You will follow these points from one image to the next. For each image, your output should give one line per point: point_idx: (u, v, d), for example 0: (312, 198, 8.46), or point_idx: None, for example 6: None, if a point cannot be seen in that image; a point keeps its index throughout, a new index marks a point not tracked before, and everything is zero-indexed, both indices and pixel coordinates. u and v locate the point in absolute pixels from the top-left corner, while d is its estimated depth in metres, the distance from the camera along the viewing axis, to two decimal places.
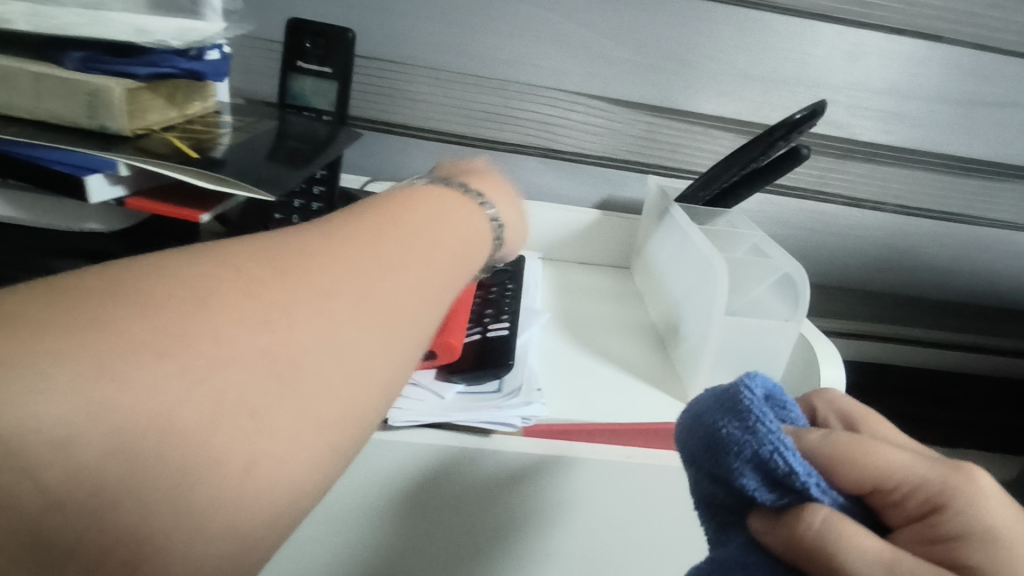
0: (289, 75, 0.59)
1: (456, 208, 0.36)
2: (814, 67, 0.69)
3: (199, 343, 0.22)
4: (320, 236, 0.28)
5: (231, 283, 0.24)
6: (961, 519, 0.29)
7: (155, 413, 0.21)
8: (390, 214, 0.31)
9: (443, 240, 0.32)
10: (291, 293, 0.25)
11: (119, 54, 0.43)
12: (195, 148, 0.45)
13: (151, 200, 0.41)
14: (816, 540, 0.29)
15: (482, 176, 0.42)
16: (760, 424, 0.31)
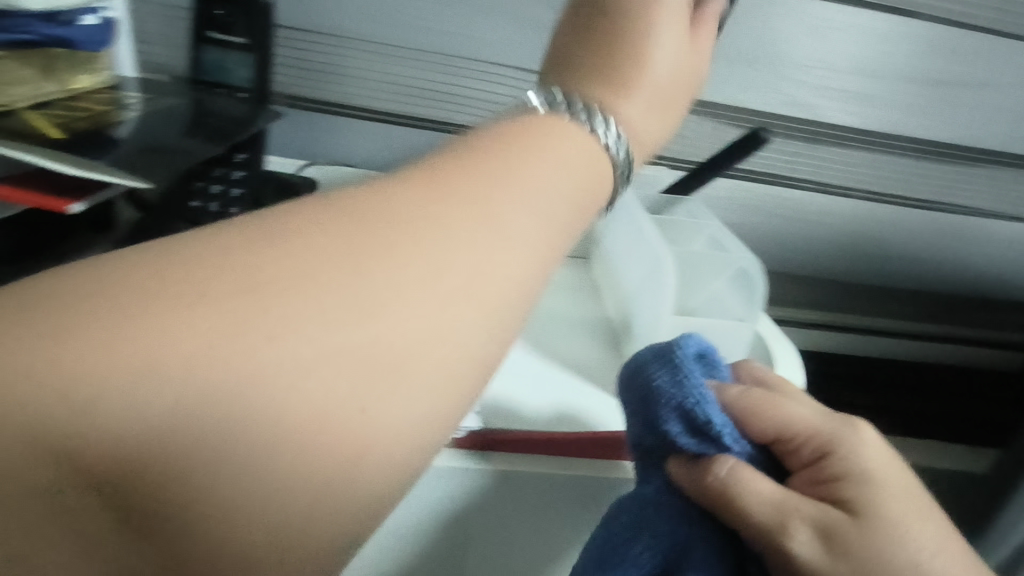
0: (199, 48, 0.53)
1: (574, 152, 0.28)
2: (785, 45, 0.64)
3: (296, 324, 0.20)
4: (434, 186, 0.24)
5: (335, 256, 0.21)
6: (844, 463, 0.32)
7: (259, 399, 0.19)
8: (511, 157, 0.26)
9: (566, 195, 0.26)
10: (392, 266, 0.21)
11: None
12: (75, 126, 0.40)
13: (13, 188, 0.35)
14: (722, 490, 0.30)
15: (621, 68, 0.32)
16: (689, 377, 0.31)
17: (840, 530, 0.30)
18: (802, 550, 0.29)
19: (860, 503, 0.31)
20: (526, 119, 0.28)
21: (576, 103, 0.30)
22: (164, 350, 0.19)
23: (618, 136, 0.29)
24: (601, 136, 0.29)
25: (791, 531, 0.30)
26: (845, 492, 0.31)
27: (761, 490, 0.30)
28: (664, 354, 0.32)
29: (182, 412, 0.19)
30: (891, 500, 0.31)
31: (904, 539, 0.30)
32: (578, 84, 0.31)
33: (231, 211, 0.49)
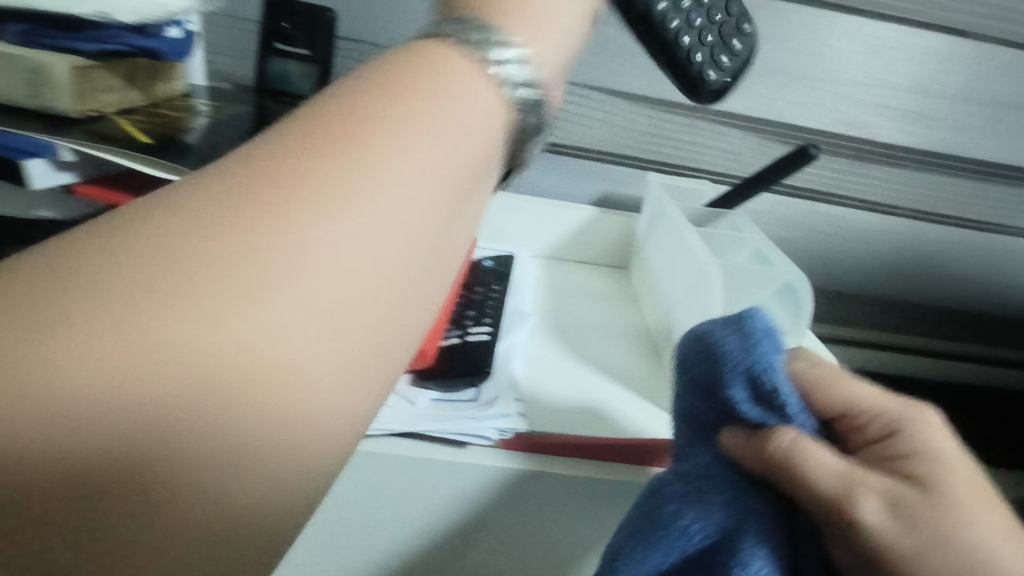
0: (267, 58, 0.55)
1: (469, 87, 0.21)
2: (834, 62, 0.65)
3: (135, 320, 0.15)
4: (312, 146, 0.18)
5: (192, 251, 0.16)
6: (913, 441, 0.30)
7: (82, 411, 0.15)
8: (410, 98, 0.20)
9: (487, 138, 0.21)
10: (226, 244, 0.16)
11: (68, 29, 0.39)
12: (158, 133, 0.42)
13: (103, 189, 0.38)
14: (785, 457, 0.28)
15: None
16: (760, 342, 0.29)
17: (911, 503, 0.27)
18: (868, 522, 0.27)
19: (932, 481, 0.28)
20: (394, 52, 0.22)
21: (464, 28, 0.22)
22: (49, 370, 0.15)
23: (519, 61, 0.22)
24: (505, 72, 0.21)
25: (859, 499, 0.27)
26: (917, 466, 0.29)
27: (830, 453, 0.28)
28: (732, 319, 0.31)
29: (113, 439, 0.15)
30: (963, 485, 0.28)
31: (977, 524, 0.27)
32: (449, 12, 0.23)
33: None
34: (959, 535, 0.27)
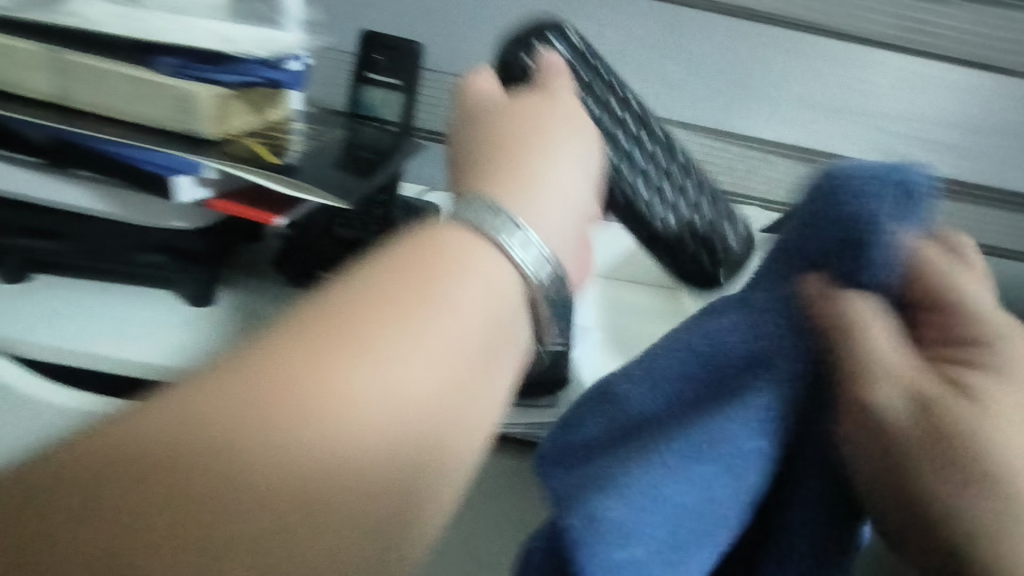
0: (360, 87, 0.61)
1: (477, 259, 0.25)
2: (879, 97, 0.67)
3: (195, 442, 0.20)
4: (339, 312, 0.23)
5: (250, 386, 0.21)
6: (997, 359, 0.26)
7: (143, 502, 0.20)
8: (434, 265, 0.24)
9: (494, 301, 0.25)
10: (267, 390, 0.21)
11: (210, 61, 0.44)
12: (277, 153, 0.48)
13: (233, 202, 0.44)
14: (843, 320, 0.27)
15: (506, 161, 0.30)
16: (890, 211, 0.27)
17: (943, 404, 0.25)
18: (889, 410, 0.25)
19: (985, 388, 0.25)
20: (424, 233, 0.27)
21: (483, 208, 0.27)
22: (134, 460, 0.20)
23: (518, 236, 0.26)
24: (513, 245, 0.26)
25: (886, 388, 0.25)
26: (982, 395, 0.25)
27: (891, 339, 0.26)
28: (882, 178, 0.27)
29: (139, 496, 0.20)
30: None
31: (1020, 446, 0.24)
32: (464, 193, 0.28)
33: (371, 230, 0.59)
34: (995, 455, 0.23)
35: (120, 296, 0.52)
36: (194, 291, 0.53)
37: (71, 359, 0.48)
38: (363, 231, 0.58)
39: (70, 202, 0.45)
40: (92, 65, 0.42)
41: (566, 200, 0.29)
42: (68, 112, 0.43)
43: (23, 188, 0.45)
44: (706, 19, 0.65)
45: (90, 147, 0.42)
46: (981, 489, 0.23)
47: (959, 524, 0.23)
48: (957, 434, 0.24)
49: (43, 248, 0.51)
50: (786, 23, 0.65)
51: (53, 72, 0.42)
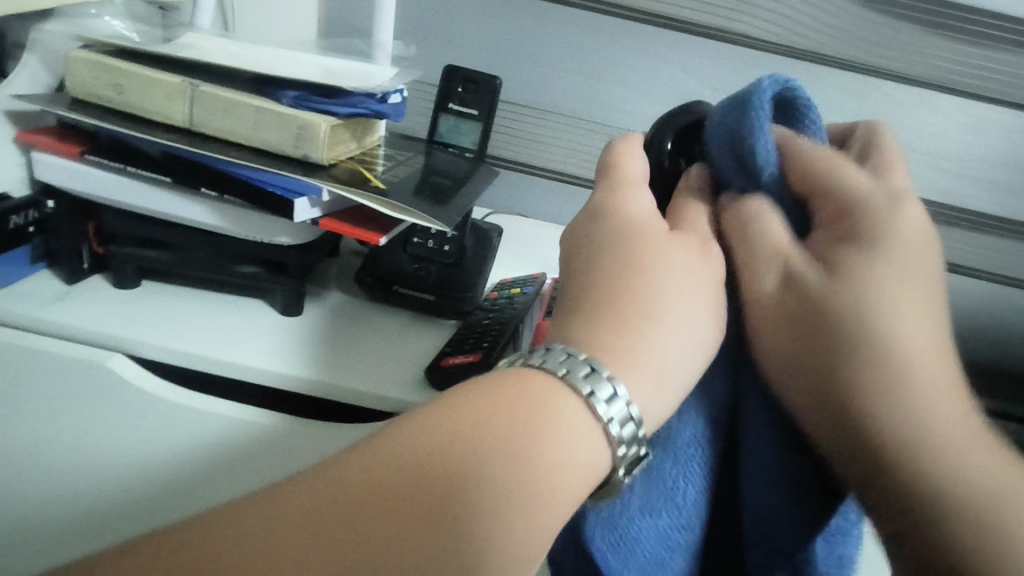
0: (439, 116, 0.66)
1: (561, 413, 0.29)
2: (929, 136, 0.71)
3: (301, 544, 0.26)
4: (430, 450, 0.28)
5: (348, 500, 0.27)
6: (872, 222, 0.31)
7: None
8: (522, 411, 0.29)
9: (566, 462, 0.28)
10: (360, 513, 0.26)
11: (326, 95, 0.50)
12: (375, 176, 0.52)
13: (341, 222, 0.48)
14: (736, 223, 0.34)
15: (617, 305, 0.32)
16: (754, 125, 0.33)
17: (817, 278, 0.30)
18: (764, 288, 0.32)
19: (854, 259, 0.30)
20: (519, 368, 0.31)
21: (577, 358, 0.30)
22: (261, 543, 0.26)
23: (621, 398, 0.29)
24: (602, 406, 0.29)
25: (761, 269, 0.32)
26: (845, 267, 0.30)
27: (775, 221, 0.33)
28: (742, 99, 0.34)
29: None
30: (899, 278, 0.30)
31: (886, 313, 0.29)
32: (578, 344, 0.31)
33: (445, 247, 0.62)
34: (860, 324, 0.29)
35: (213, 310, 0.55)
36: (283, 302, 0.56)
37: (181, 362, 0.51)
38: (435, 249, 0.61)
39: (195, 219, 0.50)
40: (224, 97, 0.48)
41: (676, 379, 0.31)
42: (200, 137, 0.49)
43: (150, 203, 0.50)
44: (765, 58, 0.69)
45: (219, 169, 0.48)
46: (867, 368, 0.28)
47: (849, 408, 0.28)
48: (835, 312, 0.29)
49: (146, 258, 0.54)
50: (844, 64, 0.69)
51: (191, 102, 0.48)
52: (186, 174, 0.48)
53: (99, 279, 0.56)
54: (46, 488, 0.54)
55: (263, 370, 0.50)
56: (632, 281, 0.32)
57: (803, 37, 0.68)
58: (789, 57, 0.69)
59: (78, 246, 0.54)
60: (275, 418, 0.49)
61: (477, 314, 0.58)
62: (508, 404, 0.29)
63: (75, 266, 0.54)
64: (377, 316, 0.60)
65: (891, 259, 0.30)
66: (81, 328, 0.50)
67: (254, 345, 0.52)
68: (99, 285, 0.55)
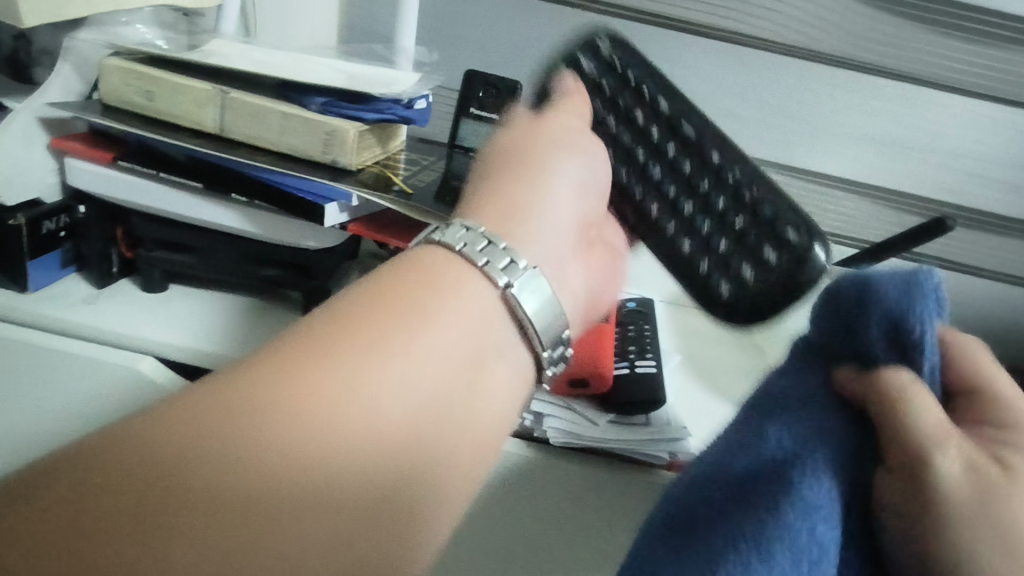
0: (460, 120, 0.66)
1: (461, 285, 0.33)
2: (948, 138, 0.71)
3: (234, 408, 0.26)
4: (354, 318, 0.30)
5: (278, 369, 0.28)
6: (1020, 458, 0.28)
7: (189, 452, 0.25)
8: (431, 286, 0.32)
9: (475, 324, 0.32)
10: (294, 374, 0.28)
11: (354, 101, 0.51)
12: (401, 180, 0.53)
13: (367, 228, 0.50)
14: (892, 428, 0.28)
15: (510, 174, 0.39)
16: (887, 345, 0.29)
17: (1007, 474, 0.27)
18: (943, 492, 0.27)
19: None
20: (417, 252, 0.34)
21: (461, 232, 0.34)
22: (195, 417, 0.26)
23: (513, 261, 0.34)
24: (497, 269, 0.34)
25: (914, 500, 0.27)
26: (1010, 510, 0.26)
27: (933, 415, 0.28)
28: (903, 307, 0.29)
29: (186, 446, 0.25)
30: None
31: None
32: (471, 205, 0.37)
33: None
34: None
35: (239, 312, 0.55)
36: (305, 305, 0.56)
37: (204, 363, 0.51)
38: None
39: (225, 224, 0.51)
40: (254, 103, 0.49)
41: (556, 228, 0.38)
42: (229, 143, 0.50)
43: (179, 207, 0.51)
44: (782, 61, 0.69)
45: (249, 174, 0.49)
46: None
47: None
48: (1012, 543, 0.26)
49: (174, 263, 0.55)
50: (862, 66, 0.69)
51: (220, 108, 0.49)
52: (216, 179, 0.49)
53: (127, 283, 0.57)
54: None
55: None
56: (527, 153, 0.40)
57: (821, 41, 0.68)
58: (806, 60, 0.69)
59: (108, 251, 0.55)
60: None
61: None
62: (403, 285, 0.32)
63: (105, 270, 0.55)
64: None
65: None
66: (109, 330, 0.51)
67: (208, 331, 0.53)
68: (129, 289, 0.56)
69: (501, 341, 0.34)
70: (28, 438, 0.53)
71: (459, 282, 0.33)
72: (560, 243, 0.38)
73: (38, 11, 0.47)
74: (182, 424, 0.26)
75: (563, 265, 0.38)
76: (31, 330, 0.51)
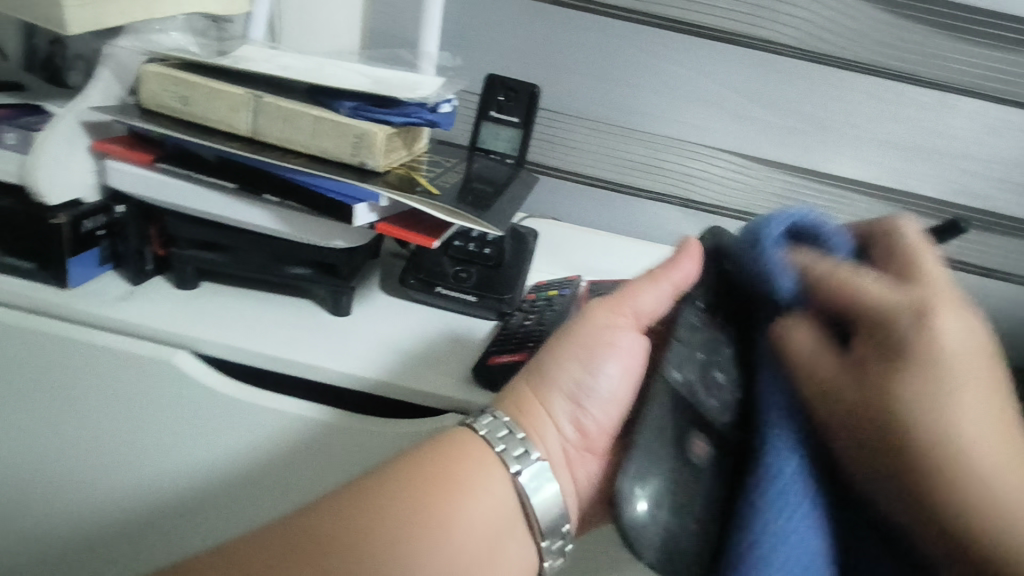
0: (480, 123, 0.68)
1: (489, 468, 0.40)
2: (960, 140, 0.71)
3: (329, 530, 0.37)
4: (410, 485, 0.39)
5: (353, 517, 0.37)
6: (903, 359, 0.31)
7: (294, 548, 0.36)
8: (469, 467, 0.40)
9: (497, 511, 0.40)
10: (371, 515, 0.37)
11: (382, 105, 0.53)
12: (426, 181, 0.54)
13: (394, 228, 0.52)
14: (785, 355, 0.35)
15: (546, 385, 0.42)
16: (760, 254, 0.36)
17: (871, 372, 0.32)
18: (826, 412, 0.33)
19: (905, 387, 0.31)
20: (459, 429, 0.42)
21: (496, 425, 0.42)
22: (303, 524, 0.37)
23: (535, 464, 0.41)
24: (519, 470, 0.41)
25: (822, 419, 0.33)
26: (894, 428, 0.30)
27: (805, 338, 0.35)
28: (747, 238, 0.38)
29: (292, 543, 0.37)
30: (947, 385, 0.30)
31: (935, 423, 0.30)
32: (509, 410, 0.43)
33: (485, 250, 0.64)
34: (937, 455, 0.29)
35: (267, 311, 0.57)
36: (332, 302, 0.58)
37: (235, 356, 0.53)
38: (476, 252, 0.63)
39: (256, 222, 0.53)
40: (285, 106, 0.50)
41: (567, 441, 0.43)
42: (260, 144, 0.52)
43: (214, 209, 0.53)
44: (796, 65, 0.70)
45: (280, 175, 0.50)
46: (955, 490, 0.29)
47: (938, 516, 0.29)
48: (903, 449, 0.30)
49: (204, 262, 0.57)
50: (876, 70, 0.70)
51: (252, 111, 0.51)
52: (251, 181, 0.51)
53: (159, 280, 0.59)
54: (104, 479, 0.56)
55: (296, 360, 0.52)
56: (555, 372, 0.42)
57: (835, 45, 0.69)
58: (820, 64, 0.70)
59: (142, 249, 0.57)
60: (325, 412, 0.51)
61: (516, 316, 0.60)
62: (442, 466, 0.40)
63: (138, 267, 0.57)
64: (421, 319, 0.62)
65: (949, 373, 0.31)
66: (145, 325, 0.53)
67: (241, 328, 0.55)
68: (162, 286, 0.58)
69: (512, 535, 0.41)
70: (64, 428, 0.55)
71: (487, 473, 0.40)
72: (569, 444, 0.43)
73: (81, 19, 0.49)
74: (273, 543, 0.37)
75: (573, 462, 0.43)
76: (68, 324, 0.53)
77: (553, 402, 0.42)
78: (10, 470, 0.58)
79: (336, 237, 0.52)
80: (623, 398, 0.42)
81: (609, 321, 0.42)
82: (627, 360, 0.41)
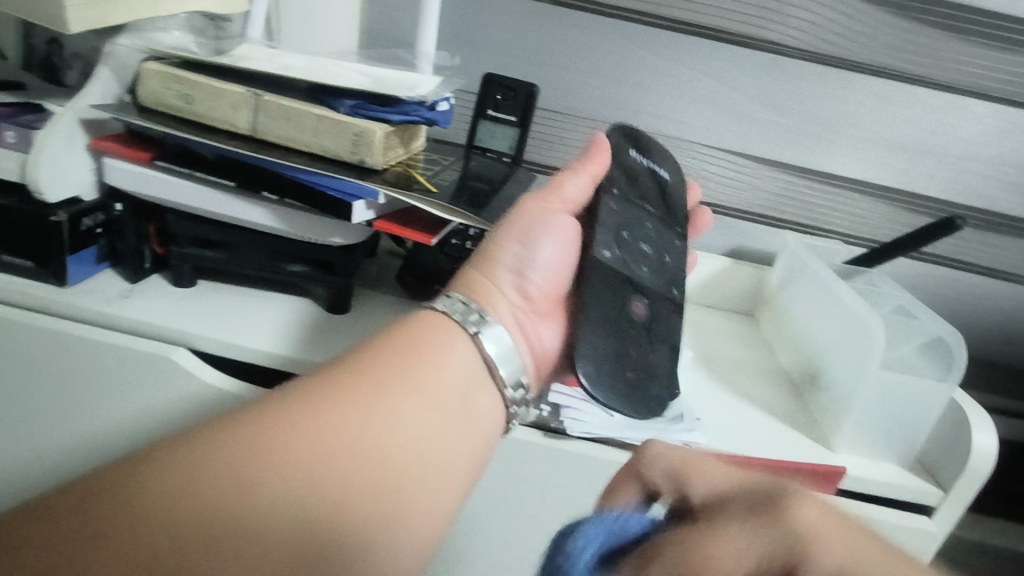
0: (478, 121, 0.69)
1: (455, 336, 0.41)
2: (958, 140, 0.72)
3: (310, 401, 0.35)
4: (386, 356, 0.39)
5: (332, 386, 0.36)
6: None
7: (275, 421, 0.34)
8: (441, 338, 0.41)
9: (468, 379, 0.41)
10: (350, 384, 0.37)
11: (381, 104, 0.53)
12: (423, 179, 0.55)
13: (393, 226, 0.52)
14: None
15: (490, 263, 0.45)
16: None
17: None
18: None
19: None
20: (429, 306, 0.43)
21: (451, 301, 0.43)
22: (282, 398, 0.36)
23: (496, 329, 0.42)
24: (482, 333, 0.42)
25: None
26: None
27: None
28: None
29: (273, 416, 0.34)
30: None
31: None
32: (458, 284, 0.45)
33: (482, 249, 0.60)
34: None
35: (265, 309, 0.58)
36: (329, 300, 0.58)
37: (234, 355, 0.53)
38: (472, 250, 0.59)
39: (254, 220, 0.53)
40: (284, 104, 0.51)
41: (516, 306, 0.45)
42: (261, 143, 0.52)
43: (214, 206, 0.53)
44: (793, 64, 0.71)
45: (277, 172, 0.51)
46: None
47: None
48: None
49: (202, 261, 0.57)
50: (873, 70, 0.70)
51: (252, 109, 0.51)
52: (249, 179, 0.51)
53: (158, 278, 0.59)
54: None
55: (292, 358, 0.52)
56: (497, 250, 0.45)
57: (831, 44, 0.70)
58: (817, 64, 0.71)
59: (142, 247, 0.57)
60: None
61: None
62: (414, 338, 0.40)
63: (138, 265, 0.57)
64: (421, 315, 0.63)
65: None
66: (145, 323, 0.53)
67: (241, 326, 0.55)
68: (162, 284, 0.58)
69: (481, 399, 0.41)
70: (62, 424, 0.55)
71: (457, 345, 0.41)
72: (519, 310, 0.45)
73: (83, 18, 0.49)
74: (245, 424, 0.33)
75: (525, 326, 0.45)
76: (70, 322, 0.53)
77: (496, 275, 0.45)
78: (10, 474, 0.58)
79: (335, 234, 0.53)
80: (562, 268, 0.46)
81: (546, 203, 0.46)
82: (561, 234, 0.46)
